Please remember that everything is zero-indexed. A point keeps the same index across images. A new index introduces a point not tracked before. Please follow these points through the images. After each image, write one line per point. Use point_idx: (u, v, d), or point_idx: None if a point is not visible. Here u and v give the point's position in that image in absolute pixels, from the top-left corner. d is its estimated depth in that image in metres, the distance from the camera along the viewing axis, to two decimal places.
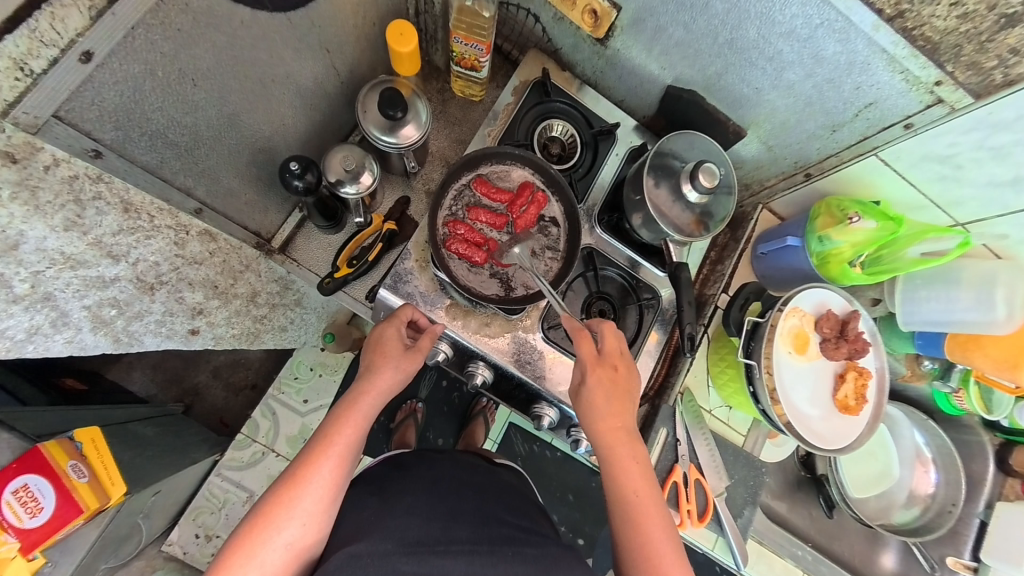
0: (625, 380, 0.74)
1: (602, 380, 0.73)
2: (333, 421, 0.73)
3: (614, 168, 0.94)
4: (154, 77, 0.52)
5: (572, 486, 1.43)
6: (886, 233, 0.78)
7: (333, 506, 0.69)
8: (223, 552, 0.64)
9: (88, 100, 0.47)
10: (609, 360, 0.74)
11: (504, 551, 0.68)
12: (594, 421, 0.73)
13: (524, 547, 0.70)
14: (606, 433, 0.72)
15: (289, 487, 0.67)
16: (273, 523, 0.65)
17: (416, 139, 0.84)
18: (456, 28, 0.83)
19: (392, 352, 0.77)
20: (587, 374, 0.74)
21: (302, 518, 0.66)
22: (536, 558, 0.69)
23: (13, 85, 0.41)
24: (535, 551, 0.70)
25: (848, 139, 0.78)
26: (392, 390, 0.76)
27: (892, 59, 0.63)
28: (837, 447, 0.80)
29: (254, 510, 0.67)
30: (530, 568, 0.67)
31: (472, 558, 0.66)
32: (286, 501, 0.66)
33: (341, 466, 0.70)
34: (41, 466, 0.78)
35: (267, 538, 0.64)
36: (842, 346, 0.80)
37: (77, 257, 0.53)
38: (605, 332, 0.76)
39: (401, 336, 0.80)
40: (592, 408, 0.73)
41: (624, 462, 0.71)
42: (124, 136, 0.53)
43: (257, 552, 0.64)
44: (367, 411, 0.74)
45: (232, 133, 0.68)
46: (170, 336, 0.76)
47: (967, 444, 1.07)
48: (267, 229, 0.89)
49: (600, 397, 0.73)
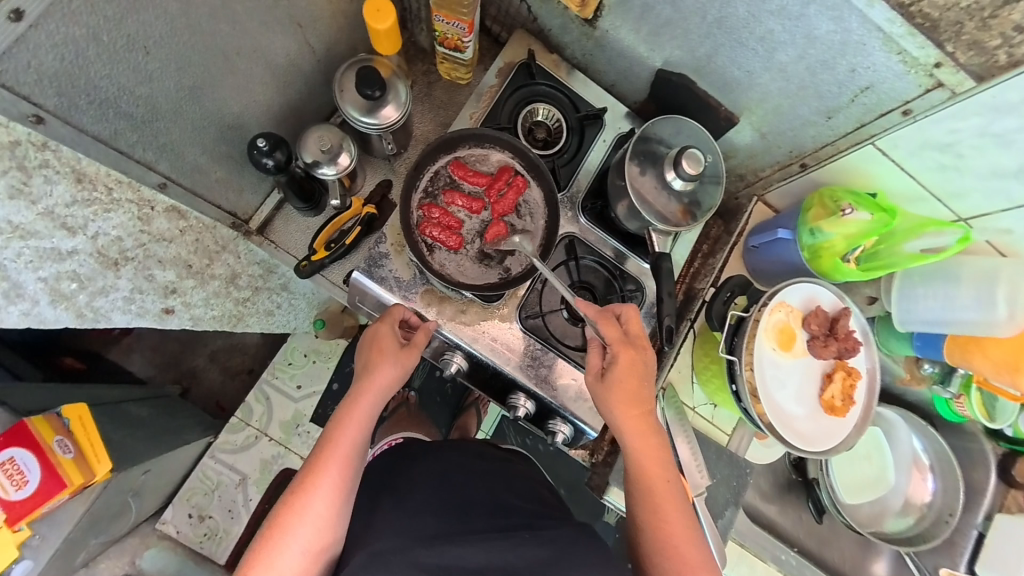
0: (651, 365, 0.74)
1: (632, 366, 0.73)
2: (335, 425, 0.72)
3: (600, 154, 0.91)
4: (97, 42, 0.49)
5: (564, 480, 1.41)
6: (880, 225, 0.73)
7: (344, 508, 0.68)
8: (243, 566, 0.65)
9: (23, 62, 0.44)
10: (635, 342, 0.74)
11: (520, 535, 0.67)
12: (625, 401, 0.73)
13: (540, 529, 0.68)
14: (633, 418, 0.73)
15: (298, 494, 0.67)
16: (287, 531, 0.65)
17: (396, 119, 0.83)
18: (437, 6, 0.81)
19: (389, 349, 0.76)
20: (618, 357, 0.73)
21: (315, 522, 0.66)
22: (552, 538, 0.67)
23: None
24: (550, 531, 0.68)
25: (844, 125, 0.74)
26: (392, 388, 0.75)
27: (888, 38, 0.59)
28: (820, 449, 0.76)
29: (268, 520, 0.67)
30: (548, 551, 0.65)
31: (489, 546, 0.65)
32: (298, 508, 0.66)
33: (347, 468, 0.69)
34: (28, 440, 0.80)
35: (283, 546, 0.64)
36: (831, 344, 0.76)
37: (27, 227, 0.52)
38: (633, 319, 0.76)
39: (396, 333, 0.78)
40: (618, 390, 0.73)
41: (650, 454, 0.72)
42: (69, 103, 0.50)
43: (274, 561, 0.64)
44: (370, 409, 0.73)
45: (195, 105, 0.65)
46: (142, 314, 0.76)
47: (967, 451, 1.03)
48: (243, 210, 0.87)
49: (629, 382, 0.73)
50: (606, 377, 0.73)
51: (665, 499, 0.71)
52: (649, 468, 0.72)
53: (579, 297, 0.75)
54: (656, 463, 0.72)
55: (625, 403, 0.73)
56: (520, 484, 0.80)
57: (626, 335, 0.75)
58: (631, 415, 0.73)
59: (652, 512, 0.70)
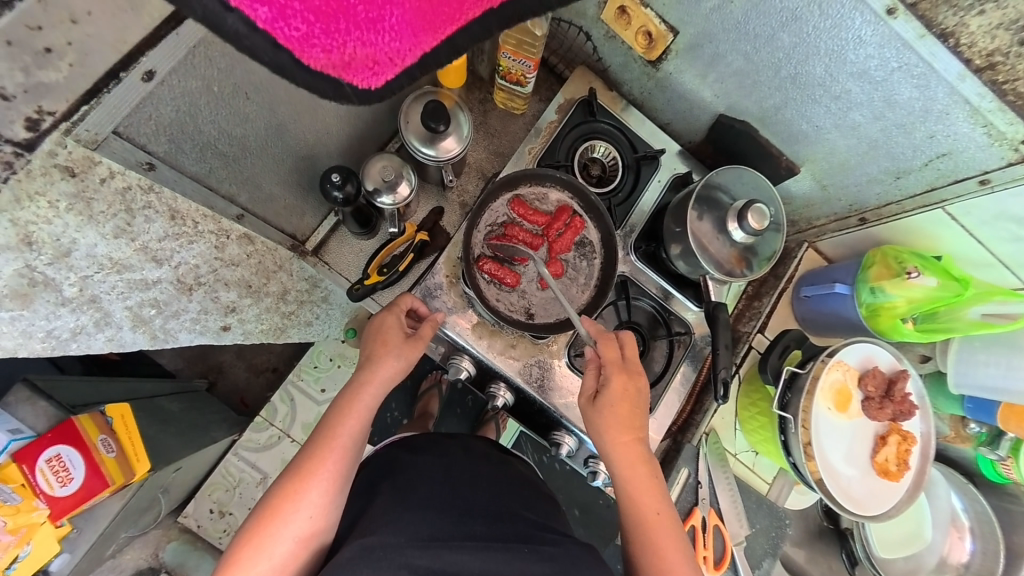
0: (645, 392, 0.73)
1: (626, 390, 0.72)
2: (335, 413, 0.69)
3: (655, 194, 0.91)
4: (209, 91, 0.55)
5: (579, 500, 1.27)
6: (948, 294, 0.73)
7: (340, 497, 0.66)
8: (230, 551, 0.61)
9: (145, 116, 0.51)
10: (631, 367, 0.73)
11: (520, 548, 0.61)
12: (618, 425, 0.71)
13: (540, 544, 0.63)
14: (624, 445, 0.71)
15: (294, 480, 0.64)
16: (280, 516, 0.62)
17: (456, 152, 0.83)
18: (505, 43, 0.82)
19: (394, 340, 0.74)
20: (611, 380, 0.72)
21: (310, 509, 0.63)
22: (553, 556, 0.61)
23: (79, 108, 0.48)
24: (552, 549, 0.62)
25: (913, 187, 0.74)
26: (393, 380, 0.72)
27: (975, 111, 0.58)
28: (872, 513, 0.75)
29: (261, 503, 0.64)
30: (551, 568, 0.59)
31: (487, 555, 0.59)
32: (292, 494, 0.63)
33: (345, 458, 0.67)
34: (74, 438, 0.78)
35: (275, 531, 0.61)
36: (886, 407, 0.76)
37: (124, 261, 0.56)
38: (630, 342, 0.75)
39: (401, 324, 0.76)
40: (611, 412, 0.71)
41: (642, 480, 0.70)
42: (176, 148, 0.57)
43: (264, 546, 0.61)
44: (370, 401, 0.70)
45: (278, 142, 0.70)
46: (204, 331, 0.77)
47: (1009, 513, 1.00)
48: (302, 231, 0.89)
49: (622, 407, 0.71)
50: (599, 399, 0.72)
51: (654, 522, 0.68)
52: (641, 497, 0.69)
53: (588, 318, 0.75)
54: (646, 487, 0.70)
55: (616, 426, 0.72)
56: (532, 497, 0.74)
57: (622, 359, 0.74)
58: (624, 444, 0.71)
59: (644, 539, 0.68)
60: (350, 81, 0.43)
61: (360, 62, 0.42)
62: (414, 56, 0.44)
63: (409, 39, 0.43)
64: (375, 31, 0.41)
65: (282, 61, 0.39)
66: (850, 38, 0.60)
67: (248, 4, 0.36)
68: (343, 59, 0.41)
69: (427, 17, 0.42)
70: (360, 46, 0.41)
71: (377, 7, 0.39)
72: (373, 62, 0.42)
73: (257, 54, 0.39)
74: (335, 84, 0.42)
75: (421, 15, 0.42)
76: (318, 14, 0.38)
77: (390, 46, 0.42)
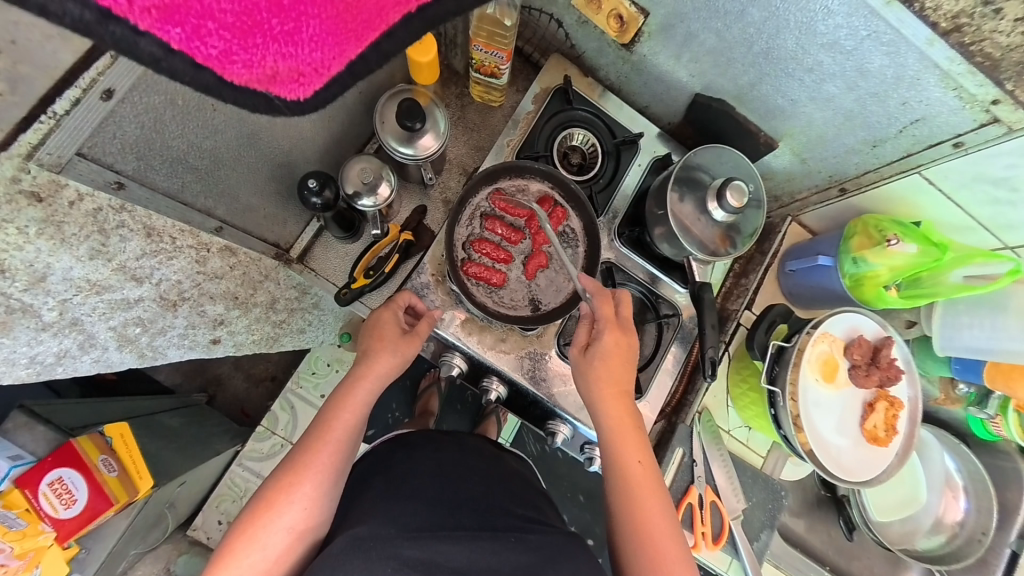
0: (636, 349, 0.73)
1: (619, 347, 0.72)
2: (332, 407, 0.69)
3: (637, 179, 0.91)
4: (173, 105, 0.55)
5: (582, 486, 1.28)
6: (928, 259, 0.74)
7: (335, 490, 0.67)
8: (225, 541, 0.62)
9: (109, 135, 0.50)
10: (626, 325, 0.73)
11: (506, 538, 0.61)
12: (608, 378, 0.71)
13: (527, 533, 0.64)
14: (619, 424, 0.71)
15: (289, 472, 0.65)
16: (274, 507, 0.63)
17: (435, 150, 0.83)
18: (477, 36, 0.81)
19: (390, 336, 0.74)
20: (605, 334, 0.72)
21: (304, 501, 0.64)
22: (539, 545, 0.62)
23: (37, 128, 0.45)
24: (537, 538, 0.63)
25: (891, 155, 0.74)
26: (388, 376, 0.72)
27: (947, 75, 0.58)
28: (861, 478, 0.77)
29: (256, 496, 0.65)
30: (533, 557, 0.60)
31: (474, 545, 0.59)
32: (287, 485, 0.64)
33: (340, 452, 0.67)
34: (74, 460, 0.77)
35: (269, 522, 0.62)
36: (873, 373, 0.77)
37: (102, 282, 0.56)
38: (626, 299, 0.76)
39: (398, 320, 0.76)
40: (602, 365, 0.71)
41: (627, 446, 0.70)
42: (145, 165, 0.56)
43: (258, 536, 0.61)
44: (365, 396, 0.70)
45: (250, 150, 0.70)
46: (192, 346, 0.78)
47: (1002, 470, 1.02)
48: (286, 239, 0.89)
49: (613, 360, 0.72)
50: (590, 351, 0.72)
51: (645, 503, 0.67)
52: (636, 484, 0.68)
53: (583, 274, 0.76)
54: (638, 471, 0.68)
55: (605, 378, 0.71)
56: (517, 490, 0.74)
57: (617, 316, 0.74)
58: (611, 395, 0.71)
59: (631, 521, 0.66)
60: (279, 94, 0.42)
61: (285, 75, 0.41)
62: (339, 64, 0.43)
63: (332, 48, 0.42)
64: (294, 42, 0.40)
65: (207, 80, 0.39)
66: (818, 9, 0.60)
67: (160, 27, 0.35)
68: (266, 73, 0.41)
69: (348, 24, 0.42)
70: (281, 59, 0.40)
71: (292, 19, 0.39)
72: (298, 74, 0.42)
73: (179, 77, 0.39)
74: (265, 98, 0.42)
75: (341, 23, 0.41)
76: (234, 31, 0.37)
77: (311, 56, 0.41)
